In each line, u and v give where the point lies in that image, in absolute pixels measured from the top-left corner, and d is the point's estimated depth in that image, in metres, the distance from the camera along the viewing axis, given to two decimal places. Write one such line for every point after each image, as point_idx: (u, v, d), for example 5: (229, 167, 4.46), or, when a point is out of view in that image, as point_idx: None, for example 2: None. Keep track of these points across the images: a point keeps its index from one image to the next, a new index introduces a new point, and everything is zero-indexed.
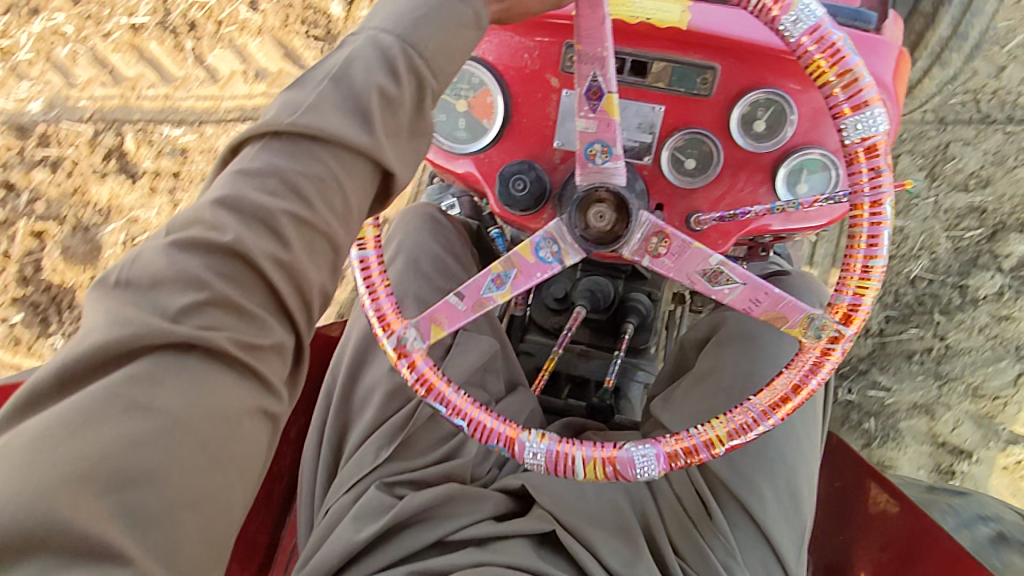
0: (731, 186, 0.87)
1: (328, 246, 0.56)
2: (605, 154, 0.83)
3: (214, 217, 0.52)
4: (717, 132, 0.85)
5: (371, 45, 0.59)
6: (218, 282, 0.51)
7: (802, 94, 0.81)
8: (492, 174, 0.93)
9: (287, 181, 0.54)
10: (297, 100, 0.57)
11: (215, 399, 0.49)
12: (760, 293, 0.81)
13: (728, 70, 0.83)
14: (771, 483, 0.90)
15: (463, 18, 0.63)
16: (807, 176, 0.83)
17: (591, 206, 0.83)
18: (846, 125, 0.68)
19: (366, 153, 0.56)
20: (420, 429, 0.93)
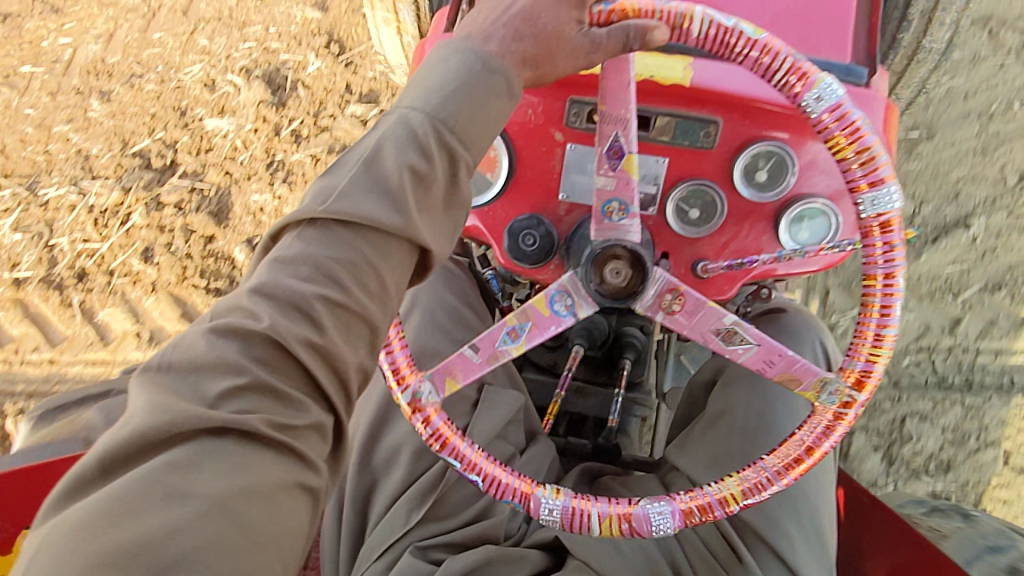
0: (735, 233, 0.90)
1: (364, 326, 0.53)
2: (623, 208, 0.78)
3: (251, 304, 0.50)
4: (720, 182, 0.88)
5: (402, 124, 0.56)
6: (255, 368, 0.49)
7: (800, 145, 0.85)
8: (498, 228, 0.94)
9: (320, 266, 0.51)
10: (328, 189, 0.54)
11: (257, 484, 0.46)
12: (773, 354, 0.79)
13: (730, 124, 0.86)
14: (798, 524, 0.80)
15: (495, 87, 0.58)
16: (807, 223, 0.88)
17: (606, 261, 0.77)
18: (862, 201, 0.70)
19: (399, 234, 0.53)
20: (453, 486, 0.84)
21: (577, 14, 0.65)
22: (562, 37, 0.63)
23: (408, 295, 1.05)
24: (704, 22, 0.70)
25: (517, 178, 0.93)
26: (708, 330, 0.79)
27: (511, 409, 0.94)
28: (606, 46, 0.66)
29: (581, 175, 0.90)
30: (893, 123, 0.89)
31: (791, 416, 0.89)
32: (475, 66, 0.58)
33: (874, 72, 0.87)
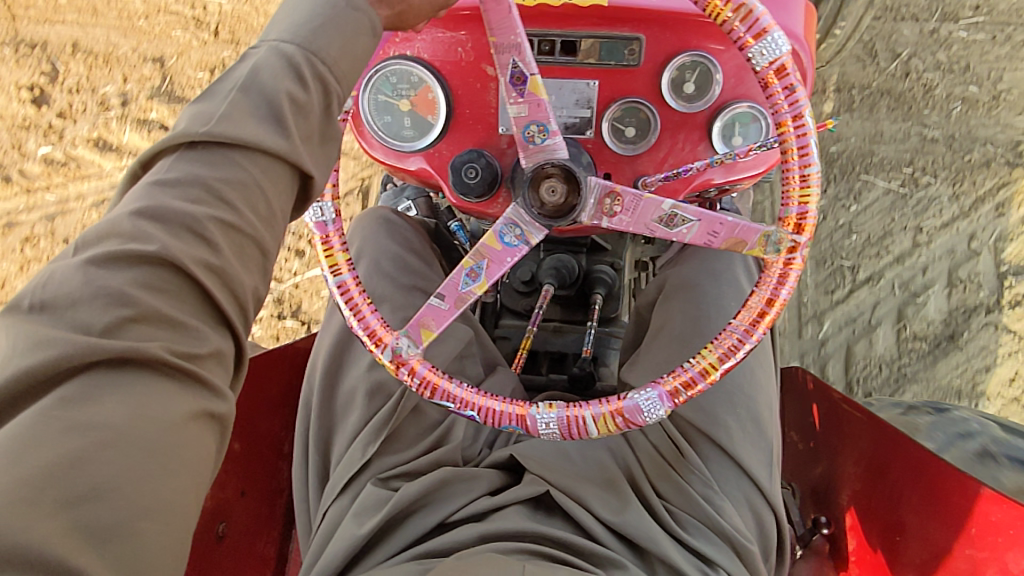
0: (672, 147, 0.93)
1: (257, 252, 0.55)
2: (542, 132, 0.82)
3: (135, 228, 0.50)
4: (652, 98, 0.91)
5: (274, 53, 0.57)
6: (142, 296, 0.48)
7: (724, 53, 0.88)
8: (445, 167, 0.98)
9: (208, 190, 0.52)
10: (206, 111, 0.55)
11: (157, 407, 0.47)
12: (714, 224, 0.80)
13: (653, 40, 0.88)
14: (734, 414, 0.91)
15: (359, 24, 0.60)
16: (740, 129, 0.91)
17: (541, 182, 0.81)
18: (753, 53, 0.73)
19: (284, 156, 0.54)
20: (405, 421, 0.92)
21: None
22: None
23: (351, 246, 1.09)
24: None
25: (455, 117, 0.96)
26: (650, 220, 0.81)
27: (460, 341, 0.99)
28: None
29: None
30: (814, 25, 0.91)
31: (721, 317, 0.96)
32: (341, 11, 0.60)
33: None
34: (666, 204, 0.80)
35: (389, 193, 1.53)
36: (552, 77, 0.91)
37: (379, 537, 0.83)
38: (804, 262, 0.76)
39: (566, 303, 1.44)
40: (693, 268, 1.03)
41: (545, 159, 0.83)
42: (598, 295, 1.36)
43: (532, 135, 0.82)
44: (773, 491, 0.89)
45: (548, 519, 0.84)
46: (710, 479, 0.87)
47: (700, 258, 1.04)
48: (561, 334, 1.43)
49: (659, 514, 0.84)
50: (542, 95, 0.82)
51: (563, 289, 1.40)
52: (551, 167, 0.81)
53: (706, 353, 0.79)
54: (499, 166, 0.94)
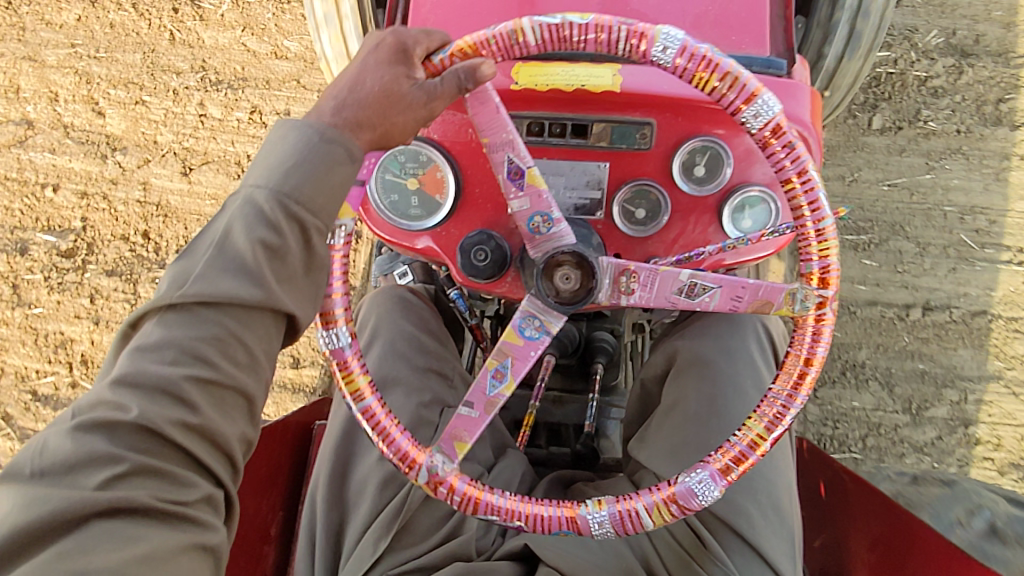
0: (683, 228, 0.93)
1: (238, 398, 0.62)
2: (547, 222, 0.82)
3: (117, 397, 0.57)
4: (663, 181, 0.91)
5: (248, 202, 0.62)
6: (133, 454, 0.56)
7: (733, 138, 0.88)
8: (452, 247, 0.96)
9: (186, 350, 0.59)
10: (184, 273, 0.61)
11: (150, 547, 0.53)
12: (738, 288, 0.78)
13: (665, 125, 0.88)
14: (755, 502, 0.90)
15: (336, 156, 0.65)
16: (750, 211, 0.91)
17: (555, 270, 0.80)
18: (746, 118, 0.73)
19: (261, 305, 0.61)
20: (416, 513, 0.88)
21: (405, 72, 0.74)
22: (395, 93, 0.72)
23: (367, 326, 1.05)
24: (536, 31, 0.75)
25: (464, 197, 0.95)
26: (670, 294, 0.80)
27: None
28: (440, 94, 0.74)
29: None
30: (819, 111, 0.91)
31: (741, 401, 0.96)
32: (314, 146, 0.65)
33: (793, 63, 0.92)
34: (684, 275, 0.78)
35: (384, 257, 1.53)
36: (562, 159, 0.91)
37: None
38: (836, 315, 0.74)
39: (566, 372, 1.41)
40: (708, 345, 1.02)
41: (554, 247, 0.82)
42: (600, 365, 1.34)
43: (537, 226, 0.82)
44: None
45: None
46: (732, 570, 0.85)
47: (713, 332, 1.03)
48: (562, 404, 1.40)
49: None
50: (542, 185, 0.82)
51: (564, 357, 1.38)
52: (563, 255, 0.80)
53: (750, 423, 0.76)
54: (508, 247, 0.92)
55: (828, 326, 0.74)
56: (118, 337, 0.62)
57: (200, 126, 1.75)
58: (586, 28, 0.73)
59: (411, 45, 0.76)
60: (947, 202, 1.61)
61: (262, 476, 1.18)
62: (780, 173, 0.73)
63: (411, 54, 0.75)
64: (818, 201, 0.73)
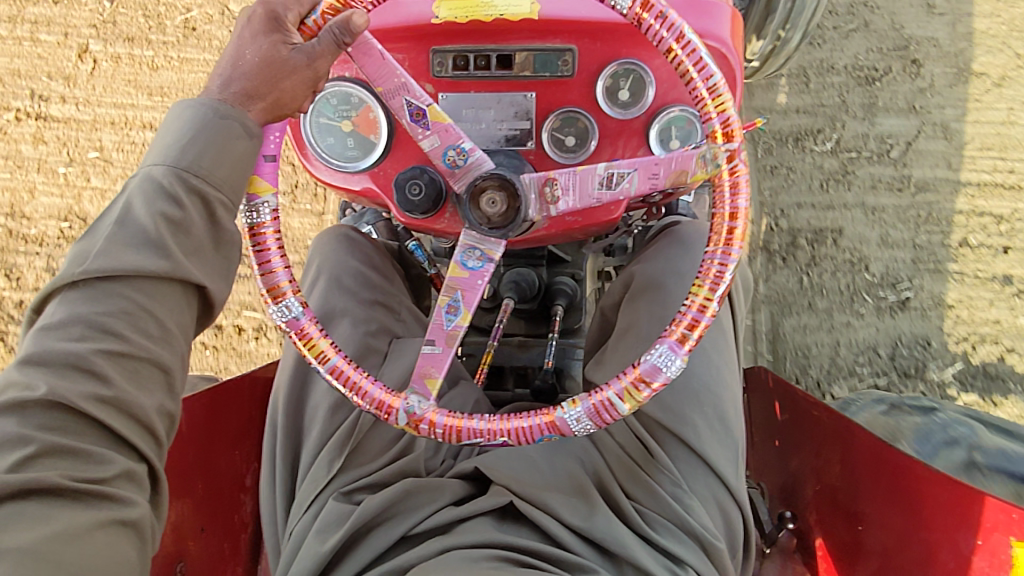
0: (613, 153, 0.94)
1: (154, 369, 0.64)
2: (461, 154, 0.84)
3: (24, 375, 0.59)
4: (589, 108, 0.93)
5: (147, 179, 0.66)
6: (41, 433, 0.58)
7: (654, 60, 0.90)
8: (390, 185, 0.98)
9: (93, 325, 0.62)
10: (87, 251, 0.64)
11: (65, 526, 0.56)
12: (653, 167, 0.82)
13: (585, 51, 0.90)
14: (701, 412, 0.91)
15: (232, 131, 0.69)
16: (677, 132, 0.92)
17: (481, 195, 0.82)
18: (616, 1, 0.76)
19: (168, 276, 0.64)
20: (367, 434, 0.91)
21: (282, 38, 0.73)
22: (275, 61, 0.72)
23: (310, 268, 1.07)
24: None
25: (396, 136, 0.97)
26: (593, 190, 0.83)
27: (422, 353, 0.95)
28: (320, 52, 0.74)
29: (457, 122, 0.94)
30: (740, 27, 0.93)
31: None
32: (207, 122, 0.68)
33: None
34: (600, 168, 0.82)
35: (352, 216, 1.55)
36: (490, 91, 0.93)
37: (344, 555, 0.82)
38: (746, 164, 0.77)
39: (529, 317, 1.45)
40: (658, 267, 1.04)
41: (475, 176, 0.84)
42: (560, 305, 1.38)
43: (451, 160, 0.84)
44: (737, 485, 0.90)
45: (515, 527, 0.85)
46: (679, 479, 0.87)
47: (665, 257, 1.05)
48: (527, 348, 1.44)
49: (628, 516, 0.85)
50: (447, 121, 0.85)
51: (524, 302, 1.40)
52: (484, 180, 0.82)
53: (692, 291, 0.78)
54: (442, 181, 0.94)
55: (743, 174, 0.77)
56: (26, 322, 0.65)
57: (149, 104, 1.73)
58: None
59: (282, 12, 0.74)
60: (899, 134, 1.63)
61: (230, 431, 1.21)
62: (659, 44, 0.77)
63: (286, 16, 0.74)
64: (701, 61, 0.76)
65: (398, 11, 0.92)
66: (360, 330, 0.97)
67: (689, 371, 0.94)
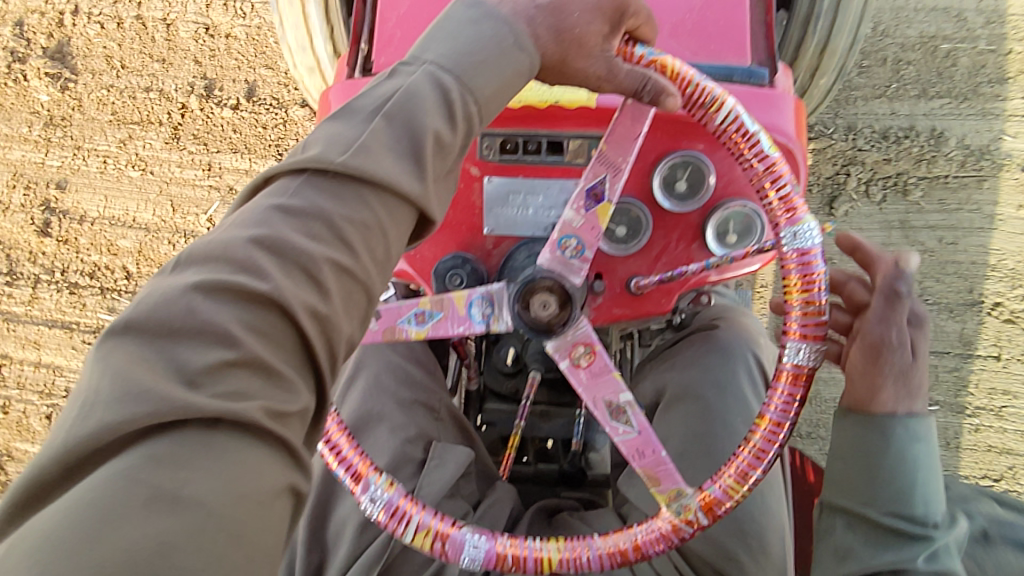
0: (665, 245, 0.89)
1: (362, 297, 0.58)
2: (579, 250, 0.78)
3: (248, 258, 0.52)
4: (643, 198, 0.87)
5: (430, 80, 0.61)
6: (246, 339, 0.50)
7: (714, 153, 0.85)
8: (427, 270, 0.92)
9: (331, 225, 0.55)
10: (343, 138, 0.58)
11: (249, 482, 0.48)
12: (648, 447, 0.78)
13: (643, 140, 0.85)
14: (744, 544, 0.85)
15: (519, 65, 0.65)
16: (734, 227, 0.87)
17: (535, 293, 0.76)
18: (793, 303, 0.72)
19: (415, 200, 0.58)
20: (400, 554, 0.83)
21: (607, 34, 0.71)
22: (564, 60, 0.70)
23: (347, 360, 1.04)
24: (729, 117, 0.74)
25: (438, 221, 0.91)
26: (602, 398, 0.77)
27: (459, 466, 0.89)
28: (609, 79, 0.72)
29: (503, 208, 0.89)
30: (803, 119, 0.88)
31: (728, 440, 0.92)
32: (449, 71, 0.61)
33: (776, 72, 0.89)
34: (622, 396, 0.77)
35: None
36: (538, 178, 0.88)
37: None
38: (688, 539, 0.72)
39: (551, 386, 1.34)
40: (695, 376, 0.98)
41: (563, 273, 0.78)
42: None
43: (566, 247, 0.78)
44: None
45: None
46: None
47: (703, 364, 0.99)
48: (549, 420, 1.34)
49: None
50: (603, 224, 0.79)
51: (550, 374, 1.32)
52: (552, 283, 0.76)
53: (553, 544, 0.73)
54: (484, 270, 0.88)
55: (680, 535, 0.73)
56: (245, 188, 0.59)
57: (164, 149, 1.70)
58: (757, 150, 0.73)
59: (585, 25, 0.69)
60: (947, 193, 1.52)
61: None
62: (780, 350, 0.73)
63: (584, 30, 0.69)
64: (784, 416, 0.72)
65: None
66: (397, 437, 0.92)
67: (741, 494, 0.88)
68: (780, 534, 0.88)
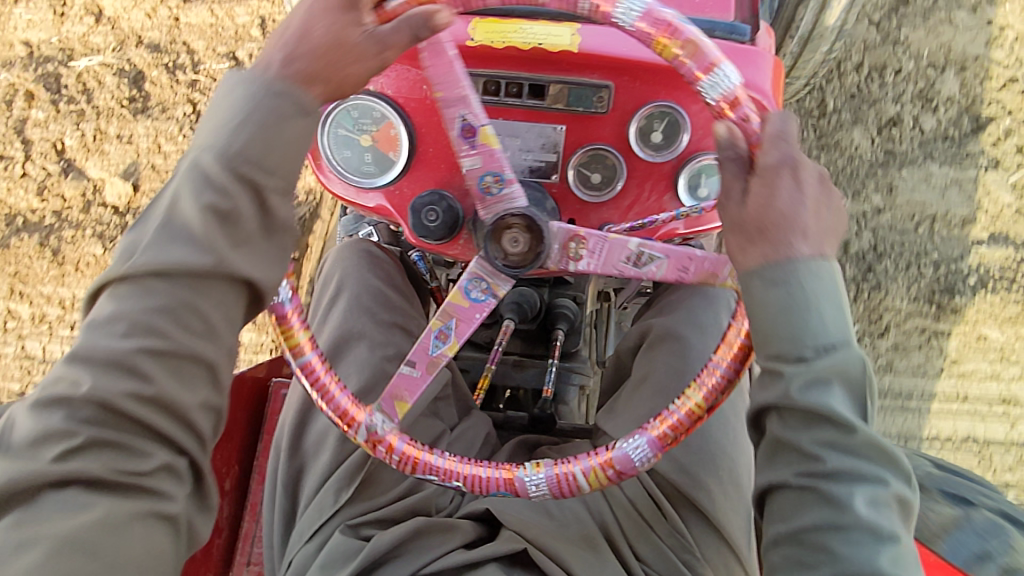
0: (638, 195, 0.92)
1: (199, 365, 0.59)
2: (498, 182, 0.80)
3: (72, 373, 0.56)
4: (620, 147, 0.90)
5: (195, 167, 0.59)
6: (84, 427, 0.54)
7: (692, 105, 0.87)
8: (405, 206, 0.94)
9: (142, 323, 0.56)
10: (162, 247, 0.57)
11: (103, 515, 0.55)
12: (685, 260, 0.80)
13: (622, 88, 0.87)
14: (716, 478, 0.89)
15: (287, 109, 0.61)
16: (705, 181, 0.90)
17: (503, 233, 0.79)
18: (704, 87, 0.71)
19: (212, 271, 0.57)
20: (378, 465, 0.88)
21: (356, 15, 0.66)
22: (344, 45, 0.65)
23: (331, 281, 1.05)
24: None
25: (418, 157, 0.93)
26: (618, 262, 0.80)
27: (440, 383, 0.96)
28: (394, 42, 0.68)
29: None
30: (781, 81, 0.90)
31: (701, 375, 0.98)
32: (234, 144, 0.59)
33: (756, 30, 0.90)
34: (631, 244, 0.80)
35: (354, 219, 1.50)
36: (518, 121, 0.89)
37: None
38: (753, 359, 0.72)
39: (526, 337, 1.42)
40: (677, 318, 1.04)
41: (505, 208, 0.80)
42: (560, 331, 1.34)
43: (487, 187, 0.80)
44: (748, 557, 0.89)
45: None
46: (690, 545, 0.85)
47: (687, 308, 1.05)
48: (522, 368, 1.40)
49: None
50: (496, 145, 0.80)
51: (524, 322, 1.37)
52: (511, 218, 0.78)
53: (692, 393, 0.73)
54: (461, 208, 0.91)
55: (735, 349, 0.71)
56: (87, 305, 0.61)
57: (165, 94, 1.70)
58: None
59: None
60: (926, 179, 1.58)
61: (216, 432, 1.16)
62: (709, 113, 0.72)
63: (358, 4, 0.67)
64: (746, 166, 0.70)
65: None
66: (375, 355, 0.94)
67: (708, 433, 0.92)
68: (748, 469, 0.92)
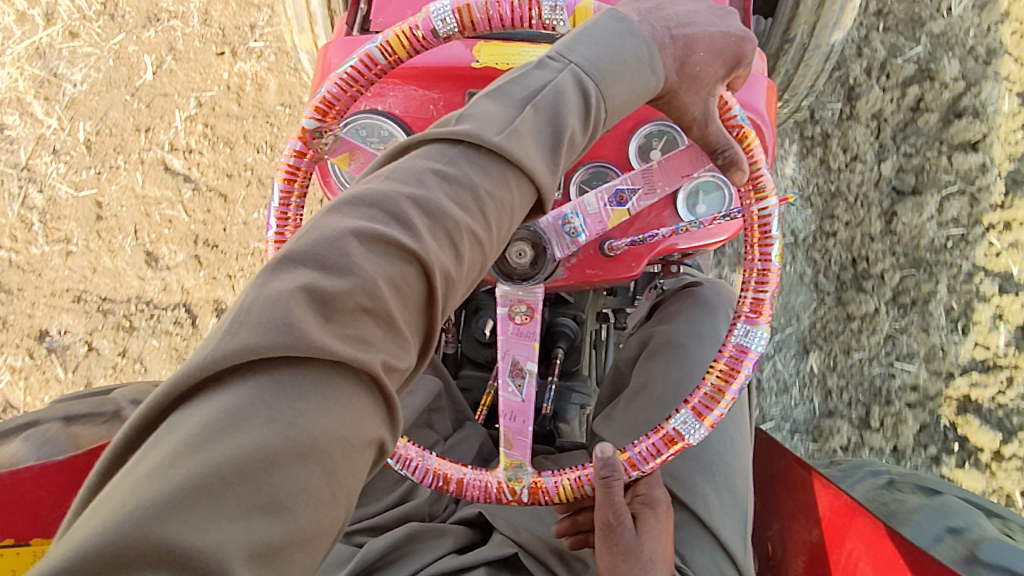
0: (638, 212, 0.95)
1: (477, 266, 0.62)
2: (577, 230, 0.83)
3: (349, 222, 0.55)
4: (619, 164, 0.92)
5: (565, 75, 0.66)
6: (282, 409, 0.47)
7: None
8: None
9: (406, 254, 0.55)
10: (499, 117, 0.63)
11: (351, 426, 0.50)
12: (520, 415, 0.85)
13: (620, 108, 0.91)
14: (711, 482, 0.97)
15: (640, 54, 0.70)
16: (704, 197, 0.92)
17: (513, 242, 0.83)
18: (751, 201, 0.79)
19: (530, 180, 0.62)
20: (373, 477, 0.94)
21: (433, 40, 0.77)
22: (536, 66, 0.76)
23: None
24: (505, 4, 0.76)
25: None
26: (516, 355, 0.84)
27: (430, 395, 1.02)
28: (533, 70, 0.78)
29: None
30: (774, 101, 0.93)
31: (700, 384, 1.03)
32: (664, 41, 0.73)
33: (750, 52, 0.94)
34: (531, 364, 0.85)
35: None
36: None
37: None
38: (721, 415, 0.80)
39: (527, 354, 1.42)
40: (678, 328, 1.08)
41: (552, 241, 0.83)
42: (559, 350, 1.35)
43: (570, 224, 0.83)
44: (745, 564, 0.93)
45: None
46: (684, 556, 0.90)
47: (687, 317, 1.10)
48: None
49: None
50: (614, 222, 0.85)
51: None
52: (527, 233, 0.83)
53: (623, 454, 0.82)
54: None
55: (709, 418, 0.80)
56: (389, 151, 0.64)
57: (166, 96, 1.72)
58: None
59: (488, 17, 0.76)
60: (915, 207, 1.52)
61: None
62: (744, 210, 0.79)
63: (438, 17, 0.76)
64: (767, 226, 0.78)
65: (437, 52, 0.92)
66: None
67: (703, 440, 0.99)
68: (747, 476, 1.00)
